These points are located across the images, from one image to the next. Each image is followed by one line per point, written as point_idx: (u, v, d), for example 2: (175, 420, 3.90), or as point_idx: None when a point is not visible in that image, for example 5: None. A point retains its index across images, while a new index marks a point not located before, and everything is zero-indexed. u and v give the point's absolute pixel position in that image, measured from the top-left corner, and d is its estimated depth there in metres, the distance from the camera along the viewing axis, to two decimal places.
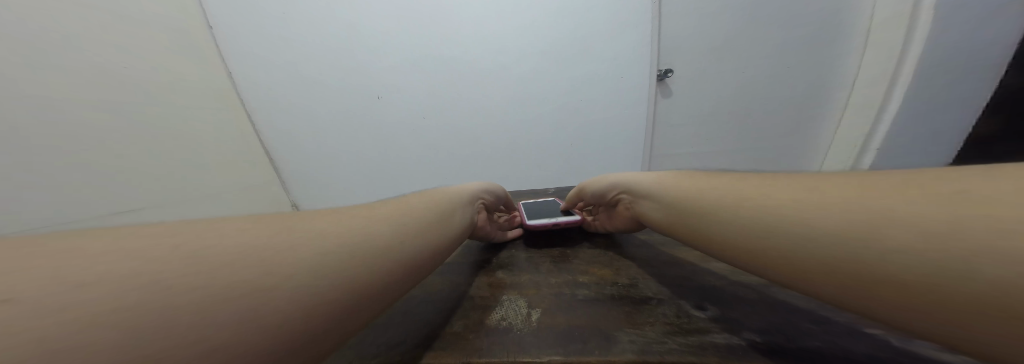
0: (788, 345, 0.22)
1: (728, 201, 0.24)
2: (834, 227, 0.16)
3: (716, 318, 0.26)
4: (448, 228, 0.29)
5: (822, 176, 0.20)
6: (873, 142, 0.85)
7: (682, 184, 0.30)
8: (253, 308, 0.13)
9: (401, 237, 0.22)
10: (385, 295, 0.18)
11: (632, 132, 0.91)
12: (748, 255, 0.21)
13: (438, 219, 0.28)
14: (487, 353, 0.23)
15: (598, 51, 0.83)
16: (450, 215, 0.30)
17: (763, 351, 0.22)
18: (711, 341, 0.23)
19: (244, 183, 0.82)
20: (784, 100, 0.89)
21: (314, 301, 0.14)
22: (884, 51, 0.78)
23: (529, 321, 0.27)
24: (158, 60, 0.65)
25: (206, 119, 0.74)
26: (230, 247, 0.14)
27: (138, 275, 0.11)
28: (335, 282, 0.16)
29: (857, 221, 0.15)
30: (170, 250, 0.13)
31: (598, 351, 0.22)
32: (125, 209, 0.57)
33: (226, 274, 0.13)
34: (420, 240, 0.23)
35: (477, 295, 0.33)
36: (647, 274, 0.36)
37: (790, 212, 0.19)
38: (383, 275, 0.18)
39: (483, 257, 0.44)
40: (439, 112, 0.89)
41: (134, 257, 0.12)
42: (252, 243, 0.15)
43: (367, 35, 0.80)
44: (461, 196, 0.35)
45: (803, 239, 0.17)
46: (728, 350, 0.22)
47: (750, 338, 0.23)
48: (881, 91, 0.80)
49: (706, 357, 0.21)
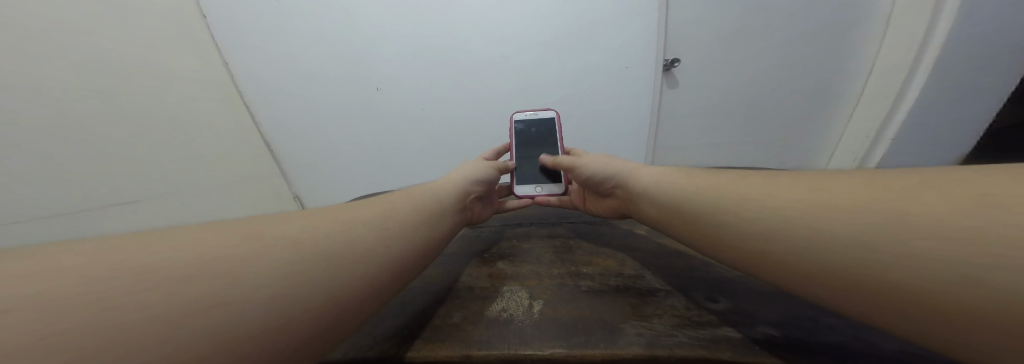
0: (806, 342, 0.22)
1: (744, 212, 0.26)
2: (854, 240, 0.19)
3: (729, 310, 0.26)
4: (416, 230, 0.31)
5: (862, 173, 0.22)
6: (886, 132, 0.83)
7: (703, 188, 0.32)
8: (191, 331, 0.16)
9: (358, 252, 0.25)
10: (342, 305, 0.22)
11: (635, 124, 0.90)
12: (774, 261, 0.23)
13: (403, 224, 0.30)
14: (487, 345, 0.23)
15: (603, 39, 0.80)
16: (417, 219, 0.33)
17: (780, 347, 0.21)
18: (723, 334, 0.23)
19: (253, 174, 0.86)
20: (795, 90, 0.87)
21: (256, 318, 0.18)
22: (903, 38, 0.76)
23: (530, 312, 0.26)
24: (161, 56, 0.68)
25: (212, 113, 0.77)
26: (189, 265, 0.18)
27: (123, 299, 0.15)
28: (284, 298, 0.19)
29: (872, 238, 0.18)
30: (143, 271, 0.17)
31: (604, 344, 0.22)
32: (127, 199, 0.62)
33: (178, 293, 0.16)
34: (387, 253, 0.27)
35: (476, 286, 0.32)
36: (650, 264, 0.35)
37: (810, 225, 0.21)
38: (338, 291, 0.22)
39: (483, 247, 0.43)
40: (440, 103, 0.88)
41: (115, 278, 0.16)
42: (212, 260, 0.19)
43: (365, 24, 0.78)
44: (438, 198, 0.38)
45: (826, 252, 0.20)
46: (743, 344, 0.21)
47: (766, 332, 0.23)
48: (897, 81, 0.79)
49: (720, 352, 0.21)
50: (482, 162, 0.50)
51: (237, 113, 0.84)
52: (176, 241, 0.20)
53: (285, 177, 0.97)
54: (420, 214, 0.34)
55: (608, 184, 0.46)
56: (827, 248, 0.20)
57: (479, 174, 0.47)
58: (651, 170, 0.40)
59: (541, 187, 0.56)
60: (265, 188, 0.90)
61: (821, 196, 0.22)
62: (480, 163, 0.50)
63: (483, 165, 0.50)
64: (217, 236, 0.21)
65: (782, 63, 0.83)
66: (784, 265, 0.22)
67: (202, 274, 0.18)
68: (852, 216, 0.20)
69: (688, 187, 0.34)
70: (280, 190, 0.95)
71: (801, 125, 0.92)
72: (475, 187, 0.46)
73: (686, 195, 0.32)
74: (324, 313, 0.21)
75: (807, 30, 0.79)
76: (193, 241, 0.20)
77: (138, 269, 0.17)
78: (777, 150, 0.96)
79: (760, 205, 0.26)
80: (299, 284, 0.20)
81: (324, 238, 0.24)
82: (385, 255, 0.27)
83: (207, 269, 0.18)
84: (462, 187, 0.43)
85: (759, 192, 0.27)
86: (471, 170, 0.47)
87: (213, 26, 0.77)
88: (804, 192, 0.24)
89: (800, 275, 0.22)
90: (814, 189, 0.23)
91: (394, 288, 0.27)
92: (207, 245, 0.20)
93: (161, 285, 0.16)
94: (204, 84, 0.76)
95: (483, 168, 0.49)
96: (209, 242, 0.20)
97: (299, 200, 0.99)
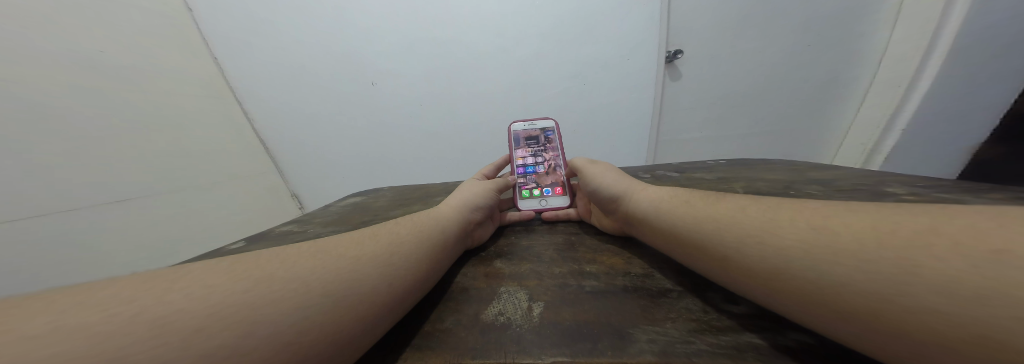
0: (848, 351, 0.20)
1: (749, 228, 0.23)
2: (854, 274, 0.17)
3: (753, 313, 0.24)
4: (406, 260, 0.26)
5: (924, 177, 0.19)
6: (897, 122, 0.82)
7: (710, 208, 0.28)
8: None
9: (371, 277, 0.23)
10: (358, 335, 0.20)
11: (637, 117, 0.88)
12: (764, 281, 0.21)
13: (390, 252, 0.26)
14: (482, 354, 0.21)
15: (603, 31, 0.77)
16: (408, 253, 0.27)
17: (818, 356, 0.19)
18: (748, 341, 0.21)
19: (246, 172, 0.87)
20: (799, 80, 0.85)
21: (280, 353, 0.17)
22: (917, 25, 0.74)
23: (530, 316, 0.25)
24: (152, 55, 0.70)
25: (200, 109, 0.78)
26: (195, 310, 0.16)
27: (104, 346, 0.13)
28: (305, 326, 0.18)
29: (883, 269, 0.16)
30: (128, 319, 0.15)
31: (611, 352, 0.20)
32: (123, 197, 0.62)
33: (191, 342, 0.15)
34: (398, 275, 0.25)
35: (471, 287, 0.31)
36: (661, 263, 0.33)
37: (811, 249, 0.19)
38: (359, 319, 0.21)
39: (483, 244, 0.42)
40: (438, 98, 0.86)
41: (85, 333, 0.13)
42: (223, 303, 0.17)
43: (359, 16, 0.76)
44: (434, 226, 0.33)
45: (816, 280, 0.18)
46: (773, 353, 0.20)
47: (798, 340, 0.21)
48: (909, 70, 0.77)
49: (745, 361, 0.19)
50: (481, 184, 0.44)
51: (228, 109, 0.85)
52: (171, 280, 0.18)
53: (282, 175, 0.98)
54: (411, 245, 0.28)
55: (608, 200, 0.40)
56: (826, 282, 0.18)
57: (482, 198, 0.41)
58: (652, 190, 0.35)
59: (546, 200, 0.51)
60: (259, 186, 0.91)
61: (876, 212, 0.19)
62: (479, 185, 0.44)
63: (486, 187, 0.44)
64: (213, 273, 0.19)
65: (789, 53, 0.82)
66: (773, 285, 0.20)
67: (212, 322, 0.16)
68: (893, 250, 0.16)
69: (692, 212, 0.28)
70: (276, 188, 0.96)
71: (803, 117, 0.91)
72: (475, 214, 0.39)
73: (686, 218, 0.28)
74: (342, 347, 0.19)
75: (813, 17, 0.77)
76: (182, 279, 0.18)
77: (119, 319, 0.14)
78: (777, 142, 0.95)
79: (767, 222, 0.23)
80: (320, 312, 0.19)
81: (321, 266, 0.22)
82: (371, 285, 0.22)
83: (220, 313, 0.16)
84: (462, 215, 0.37)
85: (771, 213, 0.24)
86: (471, 194, 0.41)
87: (199, 19, 0.77)
88: (847, 209, 0.20)
89: (791, 300, 0.19)
90: (867, 208, 0.19)
91: (405, 305, 0.25)
92: (198, 285, 0.18)
93: (158, 331, 0.15)
94: (194, 80, 0.78)
95: (486, 191, 0.43)
96: (200, 281, 0.18)
97: (298, 199, 1.02)
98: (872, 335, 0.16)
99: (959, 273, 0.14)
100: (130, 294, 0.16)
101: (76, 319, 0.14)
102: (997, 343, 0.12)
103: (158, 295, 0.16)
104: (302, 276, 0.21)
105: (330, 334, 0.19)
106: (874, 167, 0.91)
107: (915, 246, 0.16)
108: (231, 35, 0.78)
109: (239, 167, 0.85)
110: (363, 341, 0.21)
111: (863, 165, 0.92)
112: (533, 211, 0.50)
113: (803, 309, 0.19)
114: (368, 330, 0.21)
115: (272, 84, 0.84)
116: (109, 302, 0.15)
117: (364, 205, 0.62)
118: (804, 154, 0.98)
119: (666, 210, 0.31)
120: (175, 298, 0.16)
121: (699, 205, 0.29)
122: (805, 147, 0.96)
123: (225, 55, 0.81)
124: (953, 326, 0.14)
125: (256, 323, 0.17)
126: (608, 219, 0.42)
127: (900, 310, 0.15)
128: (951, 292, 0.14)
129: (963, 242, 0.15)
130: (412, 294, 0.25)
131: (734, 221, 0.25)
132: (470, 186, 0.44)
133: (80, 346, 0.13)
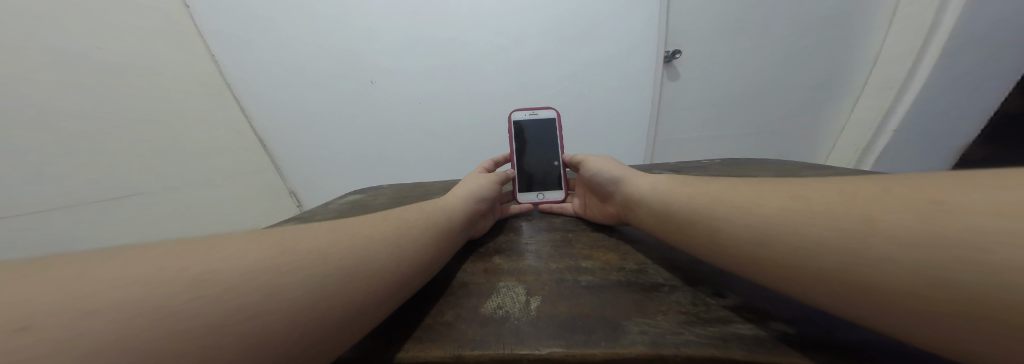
0: (826, 339, 0.21)
1: (735, 198, 0.25)
2: (823, 235, 0.18)
3: (740, 305, 0.25)
4: (413, 242, 0.27)
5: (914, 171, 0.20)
6: (888, 125, 0.83)
7: (705, 187, 0.29)
8: (236, 327, 0.15)
9: (384, 255, 0.24)
10: (370, 310, 0.21)
11: (636, 117, 0.89)
12: (744, 256, 0.22)
13: (397, 234, 0.26)
14: (481, 345, 0.22)
15: (602, 31, 0.78)
16: (416, 235, 0.28)
17: (797, 344, 0.20)
18: (734, 332, 0.22)
19: (244, 170, 0.87)
20: (796, 82, 0.86)
21: (304, 320, 0.17)
22: (912, 27, 0.75)
23: (528, 309, 0.26)
24: (148, 52, 0.69)
25: (199, 109, 0.78)
26: (232, 270, 0.17)
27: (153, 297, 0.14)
28: (320, 293, 0.19)
29: (847, 225, 0.17)
30: (175, 273, 0.15)
31: (605, 343, 0.21)
32: (109, 197, 0.60)
33: (230, 301, 0.15)
34: (407, 257, 0.25)
35: (470, 281, 0.32)
36: (654, 257, 0.34)
37: (786, 221, 0.20)
38: (373, 295, 0.21)
39: (483, 238, 0.43)
40: (438, 98, 0.86)
41: (139, 283, 0.14)
42: (256, 266, 0.18)
43: (358, 16, 0.76)
44: (440, 214, 0.33)
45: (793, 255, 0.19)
46: (756, 343, 0.20)
47: (781, 330, 0.22)
48: (902, 72, 0.78)
49: (731, 351, 0.20)
50: (484, 176, 0.45)
51: (229, 107, 0.85)
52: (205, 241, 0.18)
53: (280, 173, 0.98)
54: (419, 230, 0.29)
55: (609, 188, 0.41)
56: (804, 243, 0.19)
57: (484, 189, 0.42)
58: (649, 176, 0.37)
59: (543, 193, 0.54)
60: (257, 184, 0.91)
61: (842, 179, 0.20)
62: (482, 178, 0.44)
63: (487, 180, 0.44)
64: (242, 238, 0.20)
65: (788, 54, 0.82)
66: (751, 256, 0.21)
67: (249, 284, 0.17)
68: (852, 210, 0.18)
69: (690, 189, 0.30)
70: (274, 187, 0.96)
71: (799, 118, 0.92)
72: (480, 205, 0.40)
73: (682, 195, 0.30)
74: (355, 320, 0.20)
75: (810, 19, 0.78)
76: (215, 242, 0.19)
77: (166, 271, 0.15)
78: (773, 143, 0.96)
79: (753, 195, 0.24)
80: (337, 284, 0.20)
81: (339, 241, 0.23)
82: (380, 263, 0.23)
83: (253, 277, 0.17)
84: (467, 205, 0.38)
85: (756, 187, 0.25)
86: (475, 186, 0.41)
87: (196, 16, 0.77)
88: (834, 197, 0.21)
89: (767, 270, 0.21)
90: (840, 178, 0.21)
91: (412, 287, 0.25)
92: (235, 248, 0.18)
93: (198, 286, 0.15)
94: (197, 79, 0.78)
95: (487, 183, 0.44)
96: (231, 244, 0.19)
97: (297, 198, 1.02)
98: (836, 303, 0.17)
99: (909, 221, 0.15)
100: (177, 251, 0.17)
101: (133, 268, 0.15)
102: (952, 281, 0.13)
103: (203, 253, 0.17)
104: (322, 249, 0.21)
105: (347, 307, 0.20)
106: (866, 167, 0.93)
107: (877, 201, 0.17)
108: (229, 33, 0.78)
109: (237, 166, 0.85)
110: (374, 316, 0.21)
111: (856, 165, 0.94)
112: (532, 203, 0.53)
113: (778, 280, 0.20)
114: (378, 308, 0.22)
115: (269, 81, 0.84)
116: (160, 254, 0.16)
117: (363, 203, 0.62)
118: (799, 154, 0.99)
119: (662, 193, 0.32)
120: (214, 257, 0.17)
121: (691, 187, 0.30)
122: (799, 148, 0.97)
123: (223, 54, 0.81)
124: (917, 273, 0.14)
125: (279, 287, 0.17)
126: (608, 208, 0.43)
127: (860, 268, 0.16)
128: (902, 242, 0.15)
129: (911, 200, 0.16)
130: (419, 278, 0.26)
131: (720, 198, 0.26)
132: (471, 178, 0.45)
133: (135, 291, 0.14)
